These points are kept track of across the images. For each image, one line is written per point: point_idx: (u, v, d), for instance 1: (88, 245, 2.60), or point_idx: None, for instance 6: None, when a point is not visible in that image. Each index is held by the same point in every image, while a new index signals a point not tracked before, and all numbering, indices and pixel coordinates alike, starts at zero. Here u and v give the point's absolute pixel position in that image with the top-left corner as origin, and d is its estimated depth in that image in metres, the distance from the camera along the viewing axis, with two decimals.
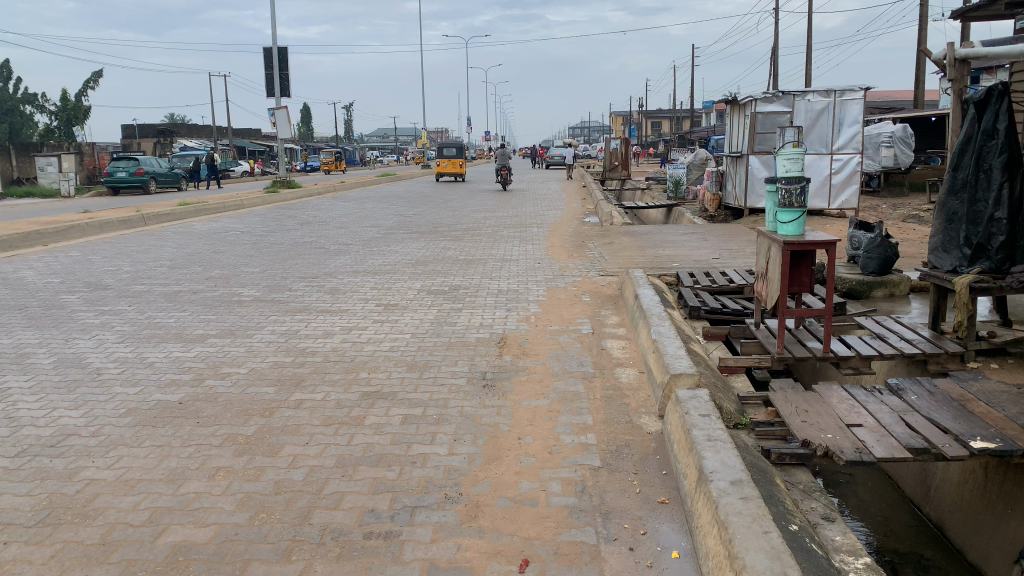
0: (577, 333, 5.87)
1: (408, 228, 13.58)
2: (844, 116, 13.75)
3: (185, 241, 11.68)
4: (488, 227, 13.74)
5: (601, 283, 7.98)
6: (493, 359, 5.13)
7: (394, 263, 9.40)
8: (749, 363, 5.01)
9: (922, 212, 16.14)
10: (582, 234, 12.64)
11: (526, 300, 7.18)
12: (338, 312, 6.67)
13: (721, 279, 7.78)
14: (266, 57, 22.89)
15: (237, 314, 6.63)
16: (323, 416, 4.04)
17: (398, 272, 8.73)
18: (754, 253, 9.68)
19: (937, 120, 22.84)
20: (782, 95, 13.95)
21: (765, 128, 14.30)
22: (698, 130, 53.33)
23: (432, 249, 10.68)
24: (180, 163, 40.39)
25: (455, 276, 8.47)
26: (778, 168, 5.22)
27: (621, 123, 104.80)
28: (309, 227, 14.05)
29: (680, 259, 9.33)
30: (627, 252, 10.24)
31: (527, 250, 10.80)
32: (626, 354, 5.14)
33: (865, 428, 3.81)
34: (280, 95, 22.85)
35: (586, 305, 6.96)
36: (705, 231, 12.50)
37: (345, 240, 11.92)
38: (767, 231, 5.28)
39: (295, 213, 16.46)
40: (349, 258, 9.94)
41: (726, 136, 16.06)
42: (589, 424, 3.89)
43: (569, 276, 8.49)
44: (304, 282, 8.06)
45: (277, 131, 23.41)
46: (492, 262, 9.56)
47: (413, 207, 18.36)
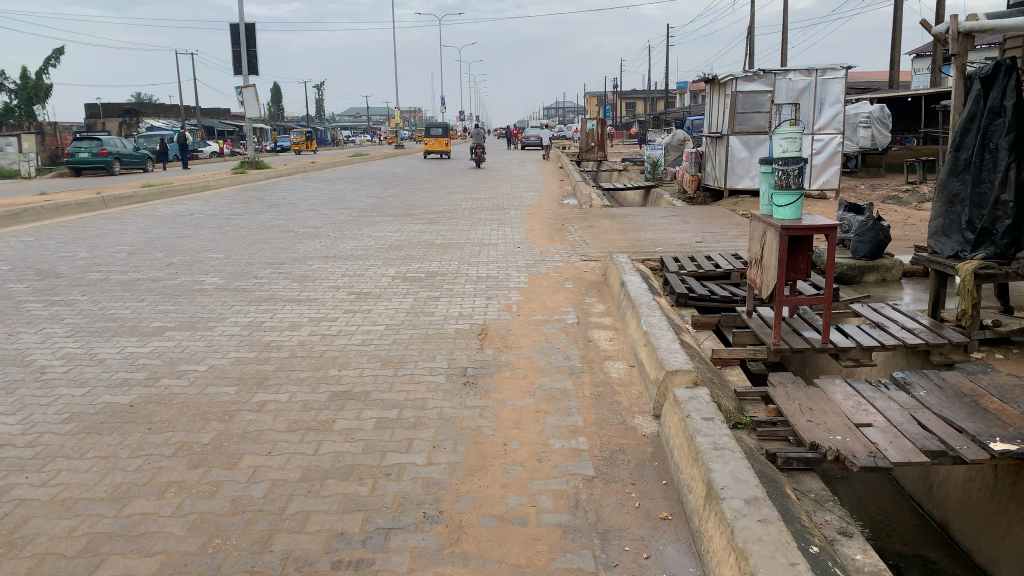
0: (561, 323, 5.55)
1: (381, 211, 13.16)
2: (826, 95, 13.56)
3: (147, 225, 11.17)
4: (464, 209, 13.36)
5: (583, 269, 7.67)
6: (473, 353, 4.80)
7: (366, 247, 9.02)
8: (744, 355, 4.72)
9: (901, 194, 16.02)
10: (560, 217, 12.32)
11: (506, 287, 6.85)
12: (307, 302, 6.29)
13: (707, 264, 7.49)
14: (232, 34, 22.16)
15: (199, 304, 6.22)
16: (288, 422, 3.69)
17: (372, 258, 8.35)
18: (738, 237, 9.43)
19: (913, 101, 22.76)
20: (764, 73, 13.63)
21: (746, 109, 13.97)
22: (673, 111, 53.13)
23: (407, 233, 10.30)
24: (145, 144, 39.35)
25: (431, 261, 8.11)
26: (774, 149, 4.93)
27: (595, 103, 104.38)
28: (279, 210, 13.59)
29: (663, 243, 9.05)
30: (608, 235, 9.93)
31: (506, 233, 10.46)
32: (614, 346, 4.84)
33: (875, 428, 3.54)
34: (248, 73, 22.14)
35: (569, 293, 6.64)
36: (687, 213, 12.22)
37: (316, 224, 11.48)
38: (763, 215, 4.99)
39: (265, 196, 15.94)
40: (320, 242, 9.53)
41: (705, 116, 15.74)
42: (579, 427, 3.58)
43: (550, 261, 8.17)
44: (272, 269, 7.65)
45: (245, 110, 22.72)
46: (470, 247, 9.20)
47: (387, 188, 17.90)
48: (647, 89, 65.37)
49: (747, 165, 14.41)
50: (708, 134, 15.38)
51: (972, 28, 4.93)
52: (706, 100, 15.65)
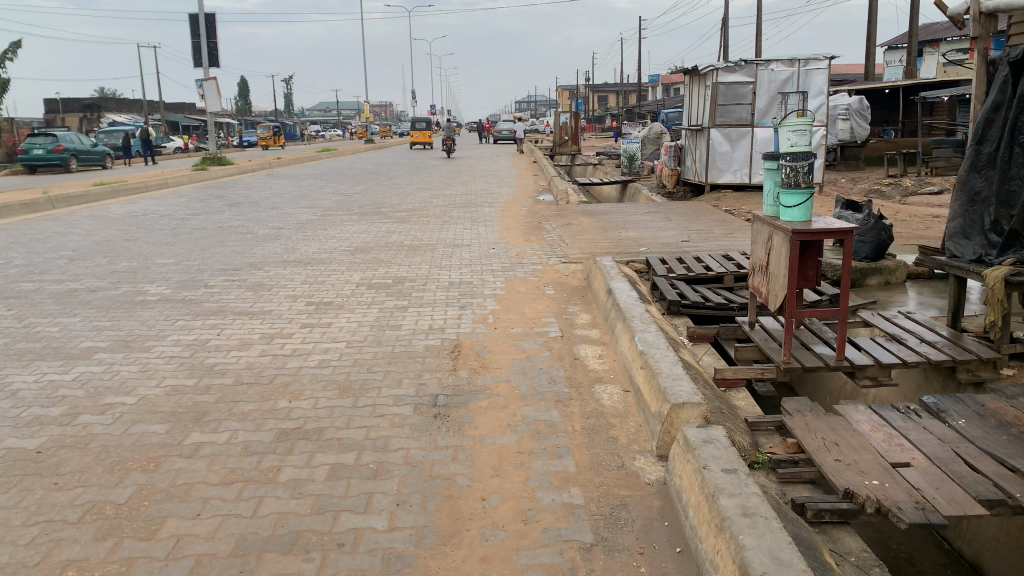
0: (543, 338, 4.99)
1: (348, 209, 12.50)
2: (808, 86, 13.15)
3: (95, 227, 10.41)
4: (435, 207, 12.75)
5: (564, 273, 7.12)
6: (445, 376, 4.23)
7: (330, 251, 8.37)
8: (750, 375, 4.21)
9: (884, 187, 15.70)
10: (536, 214, 11.76)
11: (482, 295, 6.28)
12: (261, 315, 5.67)
13: (697, 267, 6.99)
14: (192, 25, 21.25)
15: (138, 320, 5.56)
16: (225, 472, 3.10)
17: (335, 262, 7.71)
18: (726, 236, 8.95)
19: (889, 93, 22.53)
20: (745, 64, 13.17)
21: (727, 100, 13.55)
22: (645, 105, 52.83)
23: (375, 234, 9.66)
24: (106, 139, 38.08)
25: (399, 266, 7.52)
26: (781, 143, 4.39)
27: (567, 97, 104.13)
28: (240, 209, 12.85)
29: (647, 243, 8.52)
30: (587, 235, 9.38)
31: (480, 233, 9.87)
32: (605, 367, 4.29)
33: (916, 469, 3.02)
34: (209, 66, 21.26)
35: (550, 301, 6.08)
36: (668, 210, 11.72)
37: (277, 224, 10.79)
38: (768, 217, 4.48)
39: (225, 194, 15.16)
40: (280, 245, 8.86)
41: (684, 108, 15.27)
42: (570, 473, 3.03)
43: (528, 264, 7.60)
44: (224, 277, 6.99)
45: (206, 104, 21.84)
46: (441, 249, 8.60)
47: (355, 185, 17.22)
48: (620, 81, 65.03)
49: (727, 159, 13.97)
50: (687, 127, 14.90)
51: (997, 7, 4.47)
52: (686, 92, 15.20)
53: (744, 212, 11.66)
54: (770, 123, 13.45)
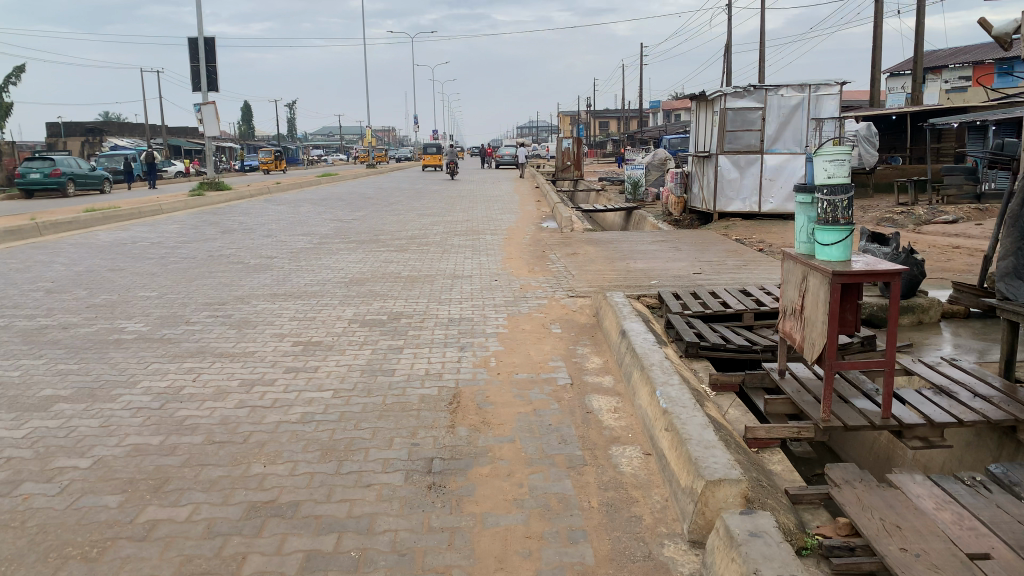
0: (552, 386, 4.51)
1: (345, 237, 12.09)
2: (820, 112, 12.74)
3: (80, 255, 9.99)
4: (436, 234, 12.34)
5: (572, 308, 6.66)
6: (442, 434, 3.76)
7: (323, 283, 7.93)
8: (785, 435, 3.75)
9: (896, 215, 15.29)
10: (540, 242, 11.34)
11: (483, 333, 5.82)
12: (243, 358, 5.21)
13: (713, 303, 6.53)
14: (191, 49, 21.02)
15: (107, 362, 5.09)
16: (179, 563, 2.62)
17: (327, 296, 7.26)
18: (740, 268, 8.50)
19: (897, 119, 22.24)
20: (755, 90, 12.86)
21: (736, 126, 13.20)
22: (648, 131, 52.77)
23: (371, 264, 9.23)
24: (106, 163, 37.89)
25: (396, 299, 7.07)
26: (816, 174, 3.94)
27: (569, 122, 104.49)
28: (233, 236, 12.44)
29: (657, 275, 8.06)
30: (594, 266, 8.93)
31: (482, 263, 9.43)
32: (622, 426, 3.81)
33: (999, 564, 2.55)
34: (207, 90, 20.99)
35: (557, 341, 5.61)
36: (676, 239, 11.29)
37: (270, 253, 10.37)
38: (801, 256, 4.03)
39: (220, 220, 14.77)
40: (272, 276, 8.43)
41: (691, 134, 14.92)
42: (588, 566, 2.55)
43: (533, 298, 7.15)
44: (208, 313, 6.54)
45: (204, 128, 21.56)
46: (441, 280, 8.15)
47: (354, 211, 16.85)
48: (622, 107, 65.02)
49: (736, 186, 13.57)
50: (695, 153, 14.53)
51: None
52: (692, 119, 14.89)
53: (756, 241, 11.23)
54: (780, 149, 13.08)
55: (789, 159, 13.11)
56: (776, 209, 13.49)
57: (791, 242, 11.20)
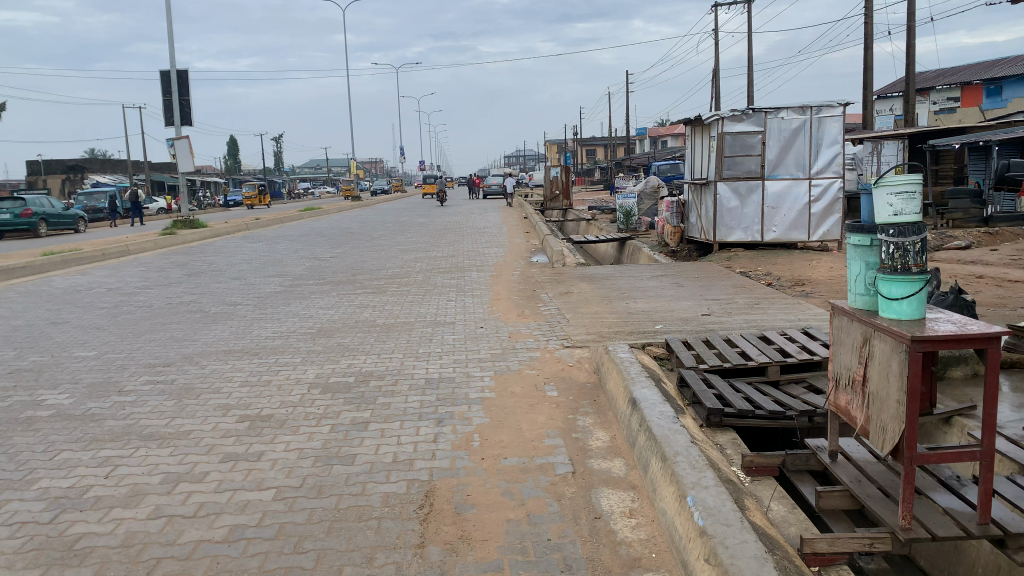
0: (549, 476, 3.63)
1: (320, 277, 11.23)
2: (822, 136, 12.19)
3: (23, 306, 9.06)
4: (417, 273, 11.50)
5: (569, 363, 5.80)
6: (408, 561, 2.86)
7: (286, 335, 7.05)
8: (855, 548, 2.89)
9: None
10: (530, 280, 10.52)
11: (467, 398, 4.93)
12: (173, 441, 4.30)
13: (730, 354, 5.68)
14: (163, 82, 20.25)
15: (3, 451, 4.17)
16: None
17: (288, 352, 6.38)
18: (752, 308, 7.68)
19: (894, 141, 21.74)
20: (753, 113, 12.17)
21: (734, 151, 12.46)
22: (636, 158, 52.38)
23: (344, 310, 8.36)
24: (85, 202, 36.93)
25: (367, 355, 6.19)
26: (878, 211, 3.14)
27: (556, 150, 104.58)
28: (198, 280, 11.55)
29: (661, 319, 7.22)
30: (589, 307, 8.08)
31: (466, 306, 8.58)
32: (643, 544, 2.93)
33: None
34: (180, 124, 20.18)
35: (553, 408, 4.71)
36: (676, 274, 10.48)
37: (235, 298, 9.50)
38: (861, 313, 3.19)
39: (189, 261, 13.90)
40: (230, 327, 7.54)
41: (685, 160, 14.19)
42: None
43: (523, 348, 6.29)
44: (147, 379, 5.63)
45: (178, 163, 20.72)
46: (420, 328, 7.28)
47: (332, 248, 16.00)
48: (608, 134, 64.78)
49: (737, 215, 12.78)
50: (690, 181, 13.79)
51: None
52: (686, 145, 14.14)
53: (762, 274, 10.44)
54: (782, 175, 12.41)
55: (791, 185, 12.44)
56: (779, 238, 12.74)
57: (800, 274, 10.42)
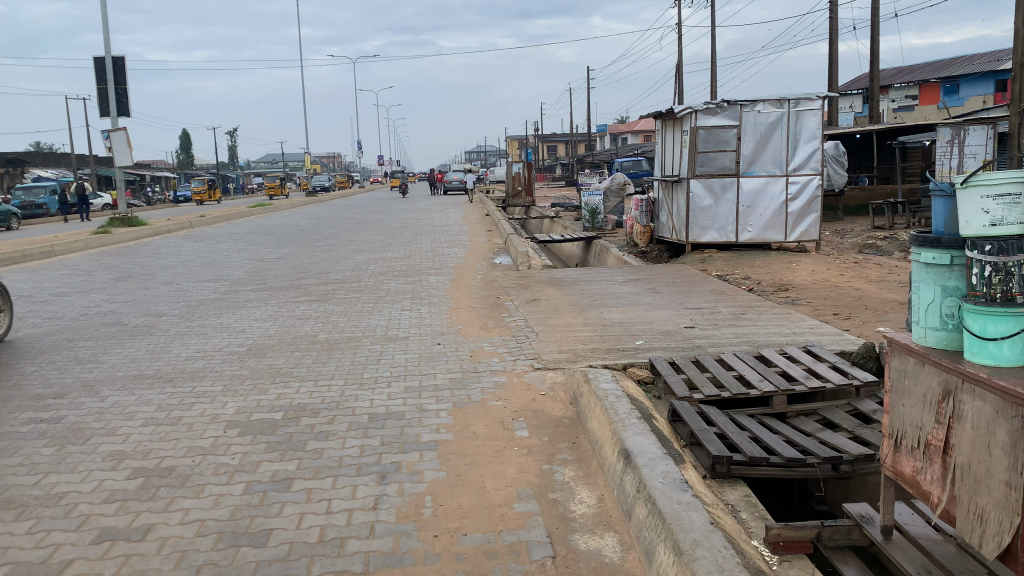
0: (523, 564, 2.77)
1: (261, 282, 10.21)
2: (800, 130, 11.60)
3: None
4: (369, 276, 10.55)
5: (541, 391, 4.94)
6: None
7: (210, 356, 6.06)
8: None
9: (878, 241, 14.02)
10: (493, 284, 9.66)
11: (418, 443, 4.04)
12: (35, 512, 3.33)
13: (727, 379, 4.87)
14: (96, 69, 18.81)
15: None
16: None
17: (208, 377, 5.41)
18: (739, 318, 6.91)
19: (862, 137, 21.42)
20: (728, 105, 11.50)
21: (708, 146, 11.74)
22: (597, 155, 51.89)
23: (281, 323, 7.39)
24: (23, 198, 34.98)
25: (301, 382, 5.26)
26: (967, 220, 2.31)
27: (516, 146, 104.01)
28: (126, 285, 10.46)
29: (642, 333, 6.39)
30: (559, 318, 7.23)
31: (421, 316, 7.67)
32: None
33: None
34: (116, 115, 18.84)
35: (523, 455, 3.85)
36: (650, 278, 9.69)
37: (161, 307, 8.47)
38: (936, 356, 2.39)
39: (120, 262, 12.73)
40: (147, 345, 6.53)
41: (655, 155, 13.45)
42: None
43: (485, 372, 5.40)
44: (28, 418, 4.62)
45: (114, 157, 19.37)
46: (366, 346, 6.36)
47: (280, 248, 14.95)
48: (569, 131, 64.28)
49: (711, 214, 12.04)
50: (661, 177, 13.05)
51: None
52: (656, 140, 13.41)
53: (741, 278, 9.71)
54: (758, 171, 11.75)
55: (767, 183, 11.79)
56: (755, 238, 12.06)
57: (781, 278, 9.71)
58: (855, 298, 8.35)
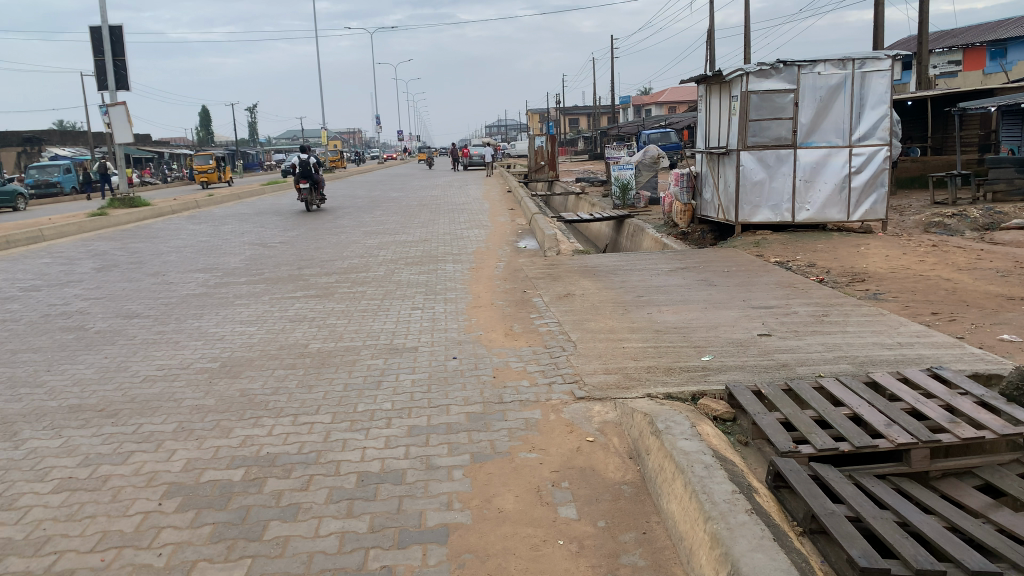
0: None
1: (258, 272, 9.07)
2: (867, 94, 10.20)
3: None
4: (379, 265, 9.38)
5: (588, 435, 3.71)
6: None
7: (171, 378, 4.88)
8: None
9: (945, 218, 12.58)
10: (518, 274, 8.46)
11: (420, 532, 2.84)
12: None
13: (841, 421, 3.63)
14: (92, 40, 17.57)
15: None
16: None
17: (159, 412, 4.24)
18: (820, 323, 5.66)
19: (914, 104, 19.78)
20: (784, 66, 10.17)
21: (761, 114, 10.39)
22: (622, 127, 50.30)
23: (269, 327, 6.23)
24: (38, 176, 34.09)
25: (277, 419, 4.08)
26: None
27: (538, 119, 102.36)
28: (108, 274, 9.38)
29: (709, 345, 5.13)
30: (601, 320, 5.99)
31: (435, 317, 6.47)
32: None
33: None
34: (115, 89, 17.66)
35: (573, 557, 2.64)
36: (700, 266, 8.38)
37: (137, 304, 7.36)
38: None
39: (110, 248, 11.64)
40: (102, 359, 5.37)
41: (698, 124, 12.10)
42: None
43: (513, 403, 4.18)
44: None
45: (113, 133, 18.22)
46: (365, 361, 5.17)
47: (285, 230, 13.83)
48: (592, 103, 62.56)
49: (763, 190, 10.68)
50: (705, 149, 11.70)
51: None
52: (700, 107, 12.04)
53: (804, 266, 8.42)
54: (817, 142, 10.38)
55: (829, 154, 10.40)
56: (813, 218, 10.67)
57: (852, 265, 8.38)
58: (948, 290, 7.04)
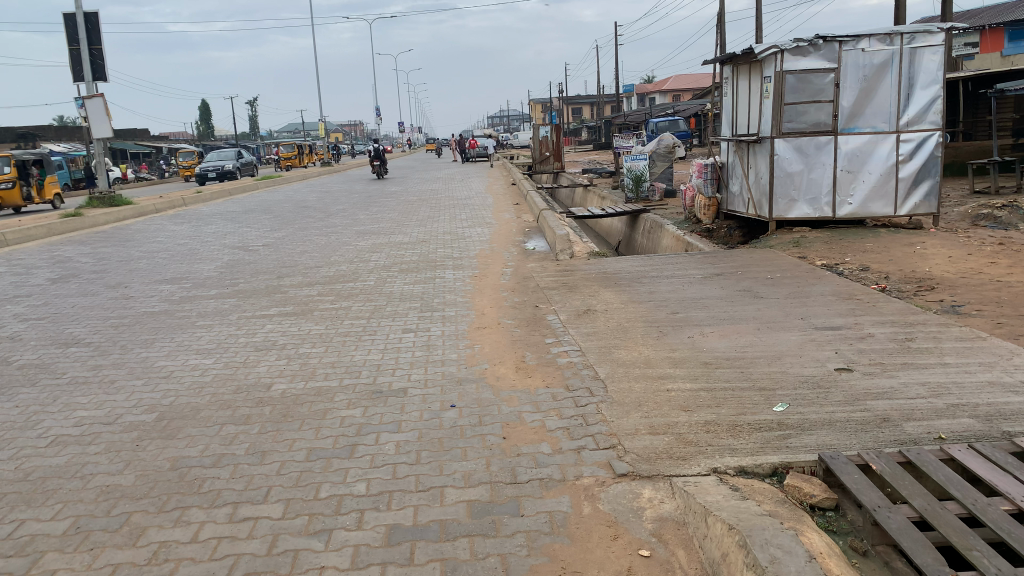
0: None
1: (231, 283, 7.99)
2: (916, 73, 9.06)
3: None
4: (368, 272, 8.29)
5: (643, 551, 2.59)
6: None
7: (86, 440, 3.77)
8: None
9: (995, 209, 11.42)
10: (528, 283, 7.36)
11: None
12: None
13: (1006, 526, 2.51)
14: (67, 27, 16.43)
15: None
16: None
17: (50, 500, 3.13)
18: (908, 351, 4.54)
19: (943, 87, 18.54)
20: (823, 43, 9.03)
21: (797, 98, 9.23)
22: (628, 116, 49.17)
23: (230, 359, 5.14)
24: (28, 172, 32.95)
25: (207, 515, 2.96)
26: None
27: (540, 110, 101.09)
28: (64, 286, 8.29)
29: (777, 388, 4.00)
30: (631, 349, 4.87)
31: (431, 343, 5.38)
32: None
33: None
34: (93, 80, 16.54)
35: None
36: (737, 272, 7.26)
37: (81, 326, 6.27)
38: None
39: (76, 254, 10.56)
40: (9, 410, 4.26)
41: (724, 110, 10.97)
42: None
43: (533, 486, 3.05)
44: None
45: (92, 127, 17.12)
46: (339, 411, 4.05)
47: (272, 230, 12.74)
48: (595, 93, 61.44)
49: (799, 182, 9.51)
50: (731, 137, 10.57)
51: None
52: (726, 91, 10.90)
53: (857, 271, 7.30)
54: (861, 128, 9.23)
55: (874, 140, 9.25)
56: (856, 213, 9.51)
57: (913, 270, 7.26)
58: None
